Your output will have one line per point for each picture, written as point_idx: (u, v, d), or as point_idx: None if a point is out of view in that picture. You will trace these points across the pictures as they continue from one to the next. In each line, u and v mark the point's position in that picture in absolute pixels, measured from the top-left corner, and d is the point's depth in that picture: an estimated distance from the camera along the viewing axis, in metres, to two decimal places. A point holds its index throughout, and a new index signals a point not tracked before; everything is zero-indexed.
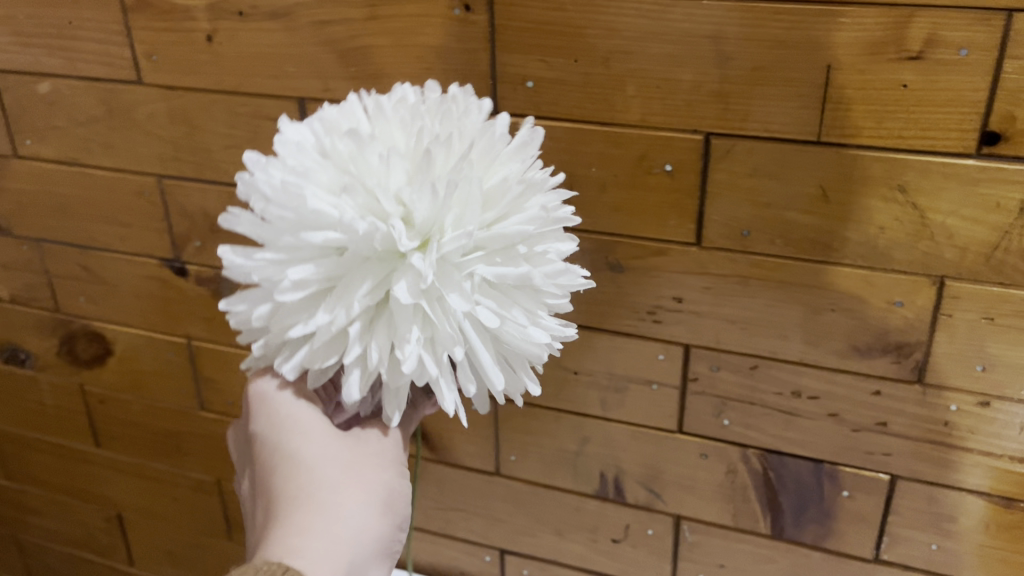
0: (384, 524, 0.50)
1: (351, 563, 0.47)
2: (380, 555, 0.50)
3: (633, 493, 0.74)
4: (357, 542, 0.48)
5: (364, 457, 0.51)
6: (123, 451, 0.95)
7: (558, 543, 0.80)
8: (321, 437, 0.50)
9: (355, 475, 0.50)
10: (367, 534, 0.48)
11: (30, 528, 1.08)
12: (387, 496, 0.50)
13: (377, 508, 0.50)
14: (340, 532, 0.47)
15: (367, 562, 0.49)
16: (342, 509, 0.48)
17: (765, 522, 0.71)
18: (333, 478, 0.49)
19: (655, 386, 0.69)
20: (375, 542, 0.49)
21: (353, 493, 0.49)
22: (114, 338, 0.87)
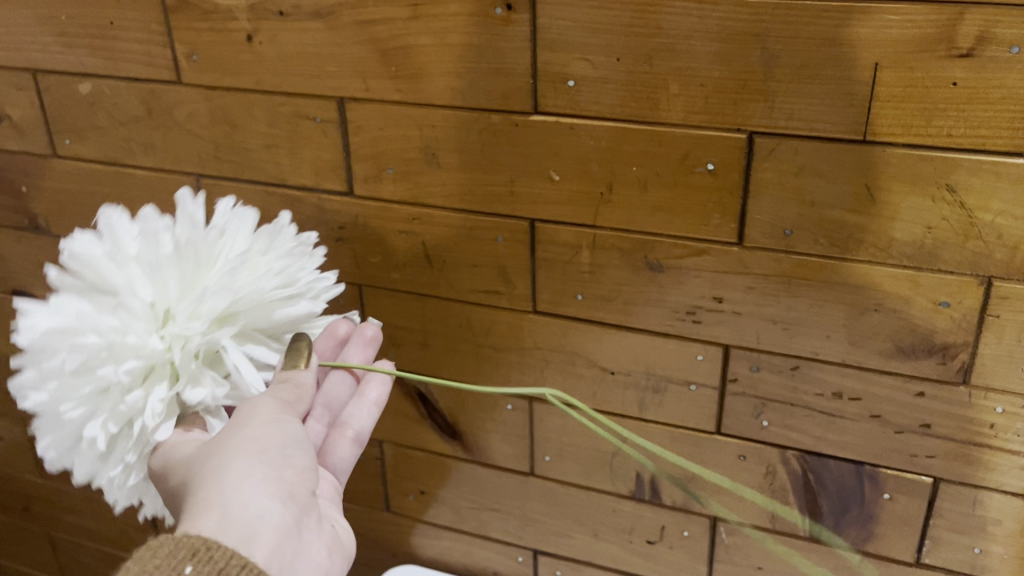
0: (253, 463, 0.48)
1: (225, 506, 0.46)
2: (267, 486, 0.48)
3: (669, 495, 0.74)
4: (229, 488, 0.47)
5: (222, 429, 0.51)
6: None
7: (593, 544, 0.80)
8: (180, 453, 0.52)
9: (208, 450, 0.50)
10: (236, 479, 0.47)
11: (64, 526, 1.09)
12: (251, 441, 0.49)
13: (237, 454, 0.48)
14: (200, 494, 0.47)
15: (258, 498, 0.47)
16: (207, 475, 0.48)
17: (804, 524, 0.70)
18: (194, 464, 0.49)
19: (694, 386, 0.69)
20: (251, 481, 0.47)
21: (213, 460, 0.49)
22: None
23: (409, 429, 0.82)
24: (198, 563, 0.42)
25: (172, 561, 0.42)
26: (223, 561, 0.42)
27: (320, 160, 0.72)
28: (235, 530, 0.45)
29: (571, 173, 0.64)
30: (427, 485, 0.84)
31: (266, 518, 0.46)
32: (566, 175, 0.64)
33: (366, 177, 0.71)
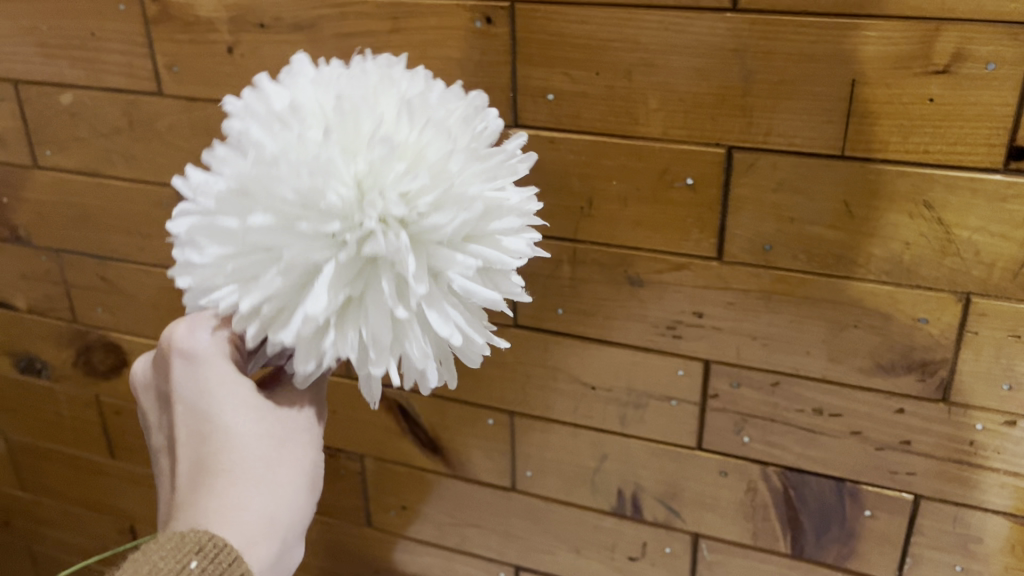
0: (310, 503, 0.51)
1: (282, 545, 0.48)
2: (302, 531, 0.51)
3: (651, 511, 0.73)
4: (291, 522, 0.48)
5: (296, 429, 0.50)
6: (136, 463, 0.95)
7: (575, 560, 0.79)
8: (256, 412, 0.48)
9: (291, 453, 0.49)
10: (296, 516, 0.49)
11: (44, 539, 1.07)
12: (312, 471, 0.51)
13: (307, 488, 0.50)
14: (275, 509, 0.48)
15: (295, 542, 0.50)
16: (280, 491, 0.48)
17: (786, 541, 0.70)
18: (270, 456, 0.48)
19: (675, 402, 0.68)
20: (301, 521, 0.50)
21: (287, 474, 0.49)
22: (131, 350, 0.87)
23: (391, 443, 0.81)
24: (202, 561, 0.42)
25: (176, 555, 0.42)
26: (227, 562, 0.43)
27: None
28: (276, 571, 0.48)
29: (551, 188, 0.64)
30: (409, 500, 0.84)
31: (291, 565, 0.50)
32: (545, 189, 0.64)
33: None
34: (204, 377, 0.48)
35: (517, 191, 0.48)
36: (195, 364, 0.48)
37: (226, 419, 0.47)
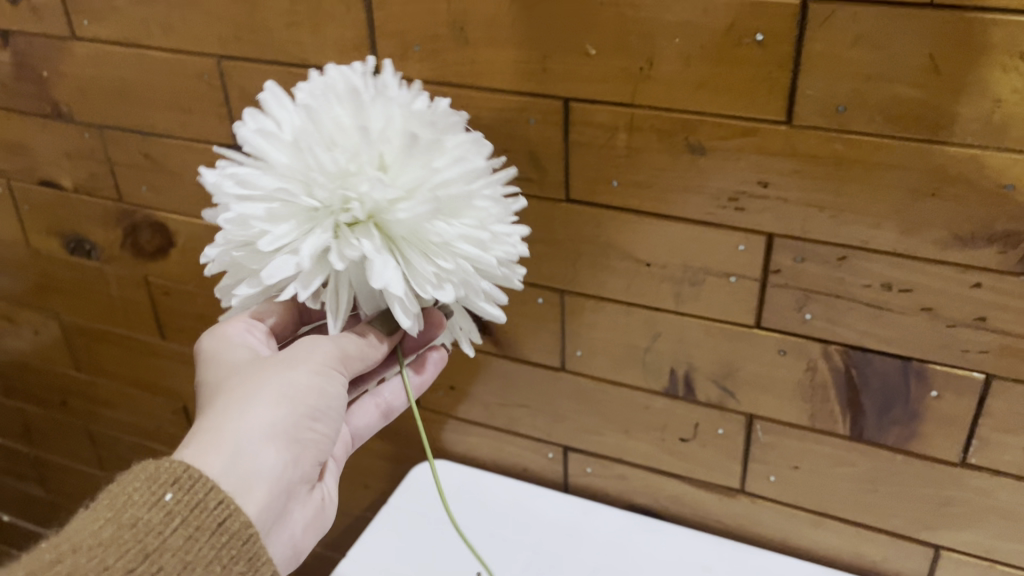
0: (282, 416, 0.52)
1: (237, 449, 0.50)
2: (278, 443, 0.52)
3: (704, 391, 0.71)
4: (247, 431, 0.51)
5: (275, 361, 0.54)
6: (187, 343, 0.96)
7: (624, 441, 0.78)
8: (235, 370, 0.55)
9: (253, 380, 0.53)
10: (259, 424, 0.51)
11: (101, 419, 1.10)
12: (291, 388, 0.53)
13: (272, 399, 0.52)
14: (226, 422, 0.51)
15: (263, 450, 0.51)
16: (236, 404, 0.51)
17: (845, 423, 0.67)
18: (230, 387, 0.53)
19: (734, 278, 0.65)
20: (268, 430, 0.51)
21: (248, 391, 0.52)
22: (178, 229, 0.87)
23: None
24: (176, 490, 0.47)
25: (151, 487, 0.47)
26: (202, 491, 0.47)
27: (344, 40, 0.68)
28: (237, 477, 0.49)
29: (608, 47, 0.60)
30: (458, 381, 0.83)
31: (263, 476, 0.51)
32: (602, 50, 0.60)
33: (391, 57, 0.67)
34: (211, 361, 0.56)
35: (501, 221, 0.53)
36: (206, 358, 0.57)
37: (211, 385, 0.55)
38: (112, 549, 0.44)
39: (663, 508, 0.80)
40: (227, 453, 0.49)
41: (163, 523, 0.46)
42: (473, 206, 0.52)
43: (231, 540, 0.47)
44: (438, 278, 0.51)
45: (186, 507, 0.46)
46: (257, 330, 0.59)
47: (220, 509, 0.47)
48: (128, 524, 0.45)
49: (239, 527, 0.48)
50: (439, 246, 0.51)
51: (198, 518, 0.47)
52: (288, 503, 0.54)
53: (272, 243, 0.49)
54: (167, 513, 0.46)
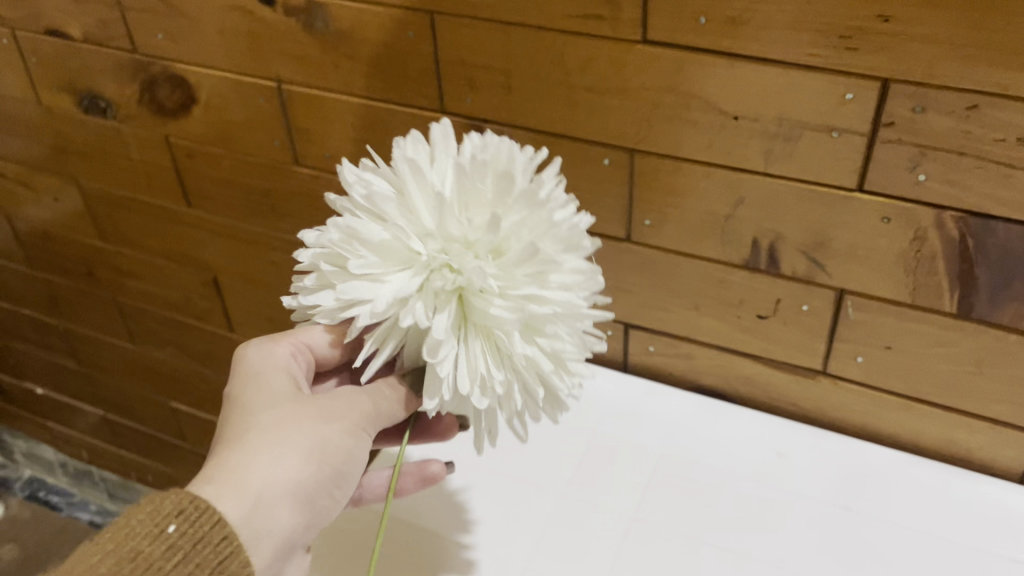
0: (307, 473, 0.50)
1: (258, 499, 0.48)
2: (296, 500, 0.50)
3: (790, 263, 0.64)
4: (272, 482, 0.49)
5: (311, 406, 0.52)
6: (215, 211, 0.89)
7: (694, 318, 0.71)
8: (266, 399, 0.52)
9: (285, 420, 0.51)
10: (285, 478, 0.49)
11: (128, 290, 1.05)
12: (322, 445, 0.51)
13: (302, 455, 0.50)
14: (253, 462, 0.48)
15: (281, 506, 0.49)
16: (266, 447, 0.49)
17: (952, 299, 0.60)
18: (263, 421, 0.50)
19: (837, 134, 0.57)
20: (292, 486, 0.49)
21: (280, 434, 0.50)
22: (198, 83, 0.79)
23: None
24: (182, 522, 0.45)
25: (155, 518, 0.45)
26: (208, 527, 0.46)
27: None
28: (254, 529, 0.47)
29: None
30: None
31: (271, 536, 0.49)
32: None
33: None
34: (239, 378, 0.54)
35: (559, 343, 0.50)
36: (234, 374, 0.54)
37: (236, 409, 0.52)
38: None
39: (732, 390, 0.74)
40: (249, 499, 0.47)
41: (163, 558, 0.44)
42: (556, 335, 0.50)
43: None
44: (483, 386, 0.50)
45: (189, 544, 0.45)
46: (304, 355, 0.56)
47: (224, 546, 0.46)
48: (128, 557, 0.44)
49: (237, 566, 0.46)
50: (491, 332, 0.50)
51: (200, 553, 0.45)
52: (289, 558, 0.52)
53: (359, 268, 0.48)
54: (169, 547, 0.44)
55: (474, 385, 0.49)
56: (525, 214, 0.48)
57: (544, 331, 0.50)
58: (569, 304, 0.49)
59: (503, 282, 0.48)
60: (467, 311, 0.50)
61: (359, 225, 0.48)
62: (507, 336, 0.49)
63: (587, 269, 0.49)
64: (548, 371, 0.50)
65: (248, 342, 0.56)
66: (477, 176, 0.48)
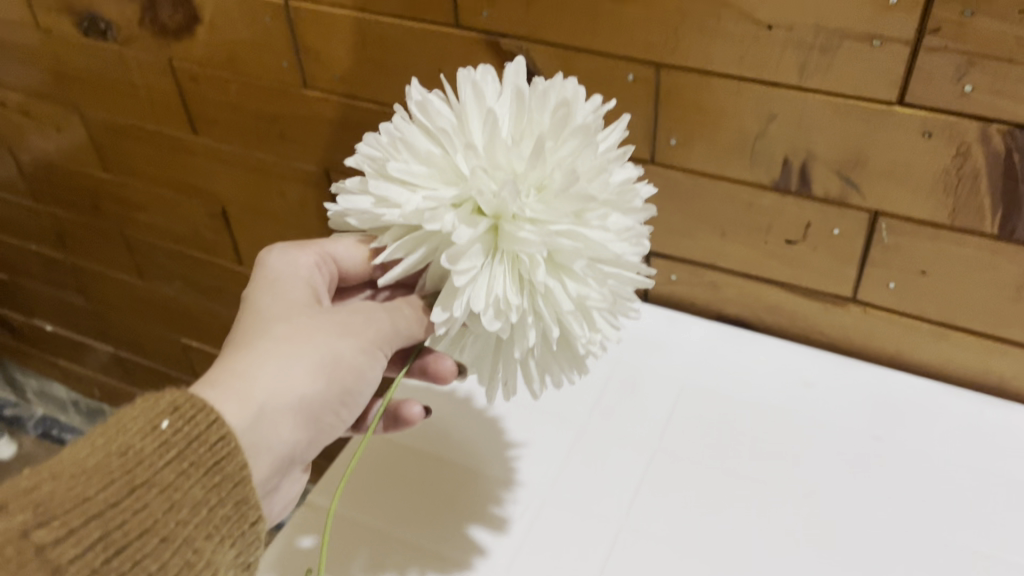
0: (315, 387, 0.49)
1: (263, 409, 0.47)
2: (301, 414, 0.49)
3: (823, 184, 0.61)
4: (278, 394, 0.48)
5: (326, 319, 0.51)
6: (222, 139, 0.86)
7: (719, 245, 0.69)
8: (282, 306, 0.51)
9: (299, 331, 0.50)
10: (291, 392, 0.48)
11: (135, 224, 1.03)
12: (333, 360, 0.50)
13: (311, 369, 0.49)
14: (261, 370, 0.48)
15: (285, 418, 0.48)
16: (276, 356, 0.48)
17: (993, 220, 0.57)
18: (277, 329, 0.50)
19: (878, 44, 0.53)
20: (298, 400, 0.49)
21: (292, 345, 0.49)
22: (201, 2, 0.75)
23: None
24: (175, 419, 0.43)
25: (146, 416, 0.43)
26: (204, 425, 0.44)
27: None
28: (254, 440, 0.47)
29: None
30: None
31: (273, 448, 0.48)
32: None
33: None
34: (258, 283, 0.53)
35: (584, 288, 0.49)
36: (256, 277, 0.54)
37: (251, 313, 0.51)
38: (97, 477, 0.40)
39: (757, 320, 0.72)
40: (254, 409, 0.47)
41: (156, 454, 0.42)
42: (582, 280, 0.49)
43: (224, 481, 0.44)
44: (498, 307, 0.48)
45: (183, 441, 0.43)
46: (327, 266, 0.54)
47: (220, 446, 0.44)
48: (118, 452, 0.42)
49: (234, 469, 0.45)
50: (517, 260, 0.48)
51: (194, 452, 0.43)
52: (287, 471, 0.52)
53: (398, 172, 0.48)
54: (162, 443, 0.43)
55: (488, 308, 0.47)
56: (580, 151, 0.48)
57: (573, 272, 0.49)
58: (608, 254, 0.48)
59: (544, 213, 0.47)
60: (497, 240, 0.48)
61: (409, 133, 0.49)
62: (533, 263, 0.47)
63: (633, 227, 0.49)
64: (566, 314, 0.49)
65: (277, 245, 0.55)
66: (538, 109, 0.49)
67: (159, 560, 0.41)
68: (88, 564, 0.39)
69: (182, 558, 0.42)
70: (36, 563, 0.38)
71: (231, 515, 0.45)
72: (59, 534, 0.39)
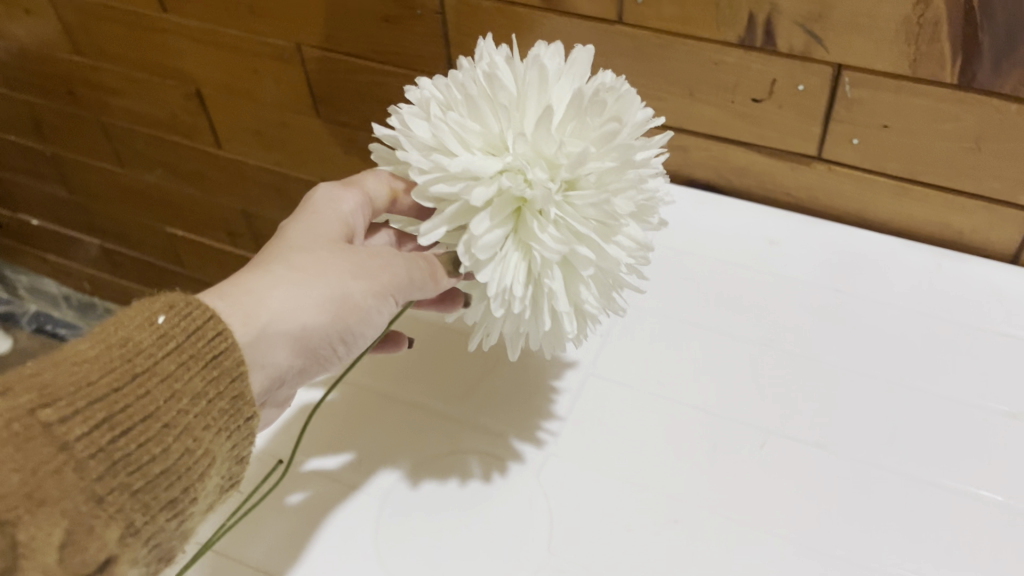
0: (320, 320, 0.50)
1: (266, 329, 0.48)
2: (302, 342, 0.50)
3: (787, 39, 0.61)
4: (286, 319, 0.48)
5: (345, 256, 0.51)
6: (191, 15, 0.85)
7: (688, 107, 0.69)
8: (310, 240, 0.52)
9: (318, 262, 0.50)
10: (296, 319, 0.49)
11: (112, 109, 1.02)
12: (343, 296, 0.50)
13: (320, 302, 0.49)
14: (273, 293, 0.48)
15: (286, 342, 0.49)
16: (290, 280, 0.49)
17: (954, 68, 0.57)
18: (297, 256, 0.50)
19: None
20: (301, 328, 0.49)
21: (308, 273, 0.50)
22: None
23: None
24: (172, 314, 0.45)
25: (145, 312, 0.45)
26: (202, 320, 0.45)
27: None
28: (253, 359, 0.48)
29: None
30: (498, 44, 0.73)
31: (268, 374, 0.49)
32: None
33: None
34: (296, 212, 0.54)
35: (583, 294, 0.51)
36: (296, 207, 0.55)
37: (278, 241, 0.52)
38: (99, 364, 0.42)
39: (726, 182, 0.73)
40: (256, 329, 0.47)
41: (155, 346, 0.44)
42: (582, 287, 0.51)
43: (222, 374, 0.46)
44: (505, 297, 0.50)
45: (181, 334, 0.44)
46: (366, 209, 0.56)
47: (219, 341, 0.45)
48: (118, 343, 0.43)
49: (233, 363, 0.46)
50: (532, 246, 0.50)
51: (194, 346, 0.45)
52: (281, 392, 0.53)
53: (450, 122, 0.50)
54: (161, 335, 0.44)
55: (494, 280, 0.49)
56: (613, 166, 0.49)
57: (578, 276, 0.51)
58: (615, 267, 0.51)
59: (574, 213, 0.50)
60: (517, 227, 0.51)
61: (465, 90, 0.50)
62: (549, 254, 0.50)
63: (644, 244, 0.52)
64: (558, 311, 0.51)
65: (324, 183, 0.56)
66: (591, 116, 0.49)
67: (162, 444, 0.43)
68: (94, 444, 0.41)
69: (184, 445, 0.44)
70: (44, 439, 0.40)
71: (228, 408, 0.46)
72: (65, 413, 0.40)
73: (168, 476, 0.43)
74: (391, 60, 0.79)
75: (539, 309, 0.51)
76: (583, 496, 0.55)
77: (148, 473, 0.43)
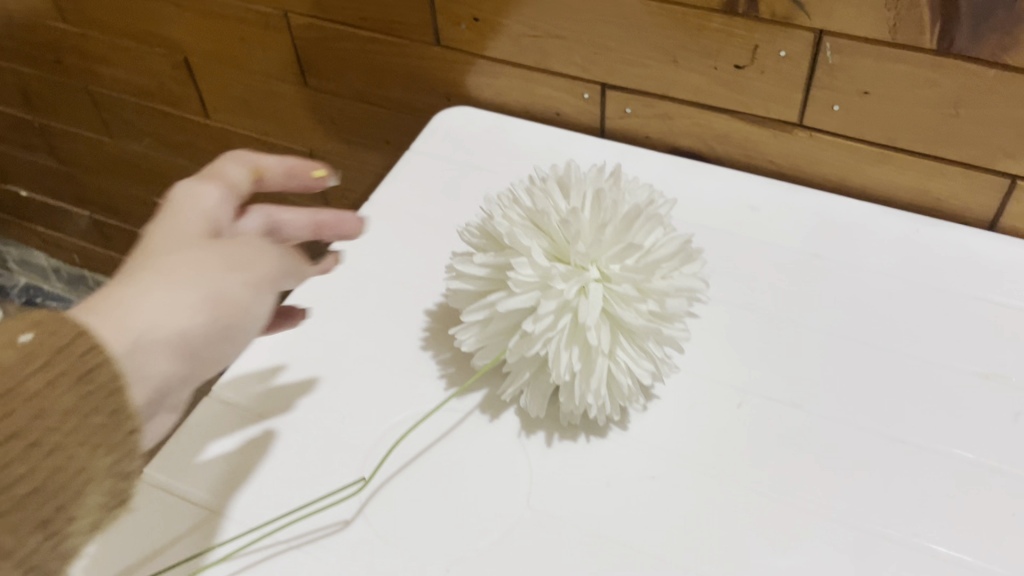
0: (201, 320, 0.45)
1: (140, 337, 0.42)
2: (184, 347, 0.44)
3: (768, 4, 0.62)
4: (161, 323, 0.43)
5: (217, 250, 0.47)
6: None
7: (671, 73, 0.70)
8: (173, 241, 0.47)
9: (189, 262, 0.46)
10: (172, 322, 0.44)
11: (99, 78, 1.02)
12: (223, 292, 0.45)
13: (198, 301, 0.44)
14: (140, 299, 0.43)
15: (164, 350, 0.43)
16: (161, 283, 0.44)
17: (932, 34, 0.58)
18: (164, 259, 0.46)
19: None
20: (180, 331, 0.44)
21: (180, 274, 0.45)
22: None
23: None
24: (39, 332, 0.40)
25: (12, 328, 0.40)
26: (70, 333, 0.40)
27: None
28: (132, 372, 0.42)
29: None
30: (483, 11, 0.73)
31: (152, 387, 0.43)
32: None
33: None
34: (156, 218, 0.50)
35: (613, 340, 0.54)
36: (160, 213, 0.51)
37: (145, 249, 0.47)
38: None
39: (709, 150, 0.74)
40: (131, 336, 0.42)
41: (19, 362, 0.39)
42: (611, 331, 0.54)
43: (99, 389, 0.40)
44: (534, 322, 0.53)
45: (49, 351, 0.40)
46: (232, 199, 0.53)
47: (90, 355, 0.40)
48: None
49: (109, 377, 0.41)
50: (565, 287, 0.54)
51: (63, 359, 0.40)
52: (163, 417, 0.46)
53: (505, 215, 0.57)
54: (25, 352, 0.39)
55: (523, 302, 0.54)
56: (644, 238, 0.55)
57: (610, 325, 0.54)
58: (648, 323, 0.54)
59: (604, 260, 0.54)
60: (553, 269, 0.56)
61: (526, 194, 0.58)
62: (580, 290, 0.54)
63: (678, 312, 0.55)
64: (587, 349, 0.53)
65: (183, 182, 0.52)
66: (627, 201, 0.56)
67: (28, 463, 0.38)
68: None
69: (54, 463, 0.39)
70: None
71: (107, 424, 0.40)
72: None
73: (39, 495, 0.39)
74: (378, 27, 0.79)
75: (575, 346, 0.54)
76: (575, 457, 0.55)
77: (14, 494, 0.38)
